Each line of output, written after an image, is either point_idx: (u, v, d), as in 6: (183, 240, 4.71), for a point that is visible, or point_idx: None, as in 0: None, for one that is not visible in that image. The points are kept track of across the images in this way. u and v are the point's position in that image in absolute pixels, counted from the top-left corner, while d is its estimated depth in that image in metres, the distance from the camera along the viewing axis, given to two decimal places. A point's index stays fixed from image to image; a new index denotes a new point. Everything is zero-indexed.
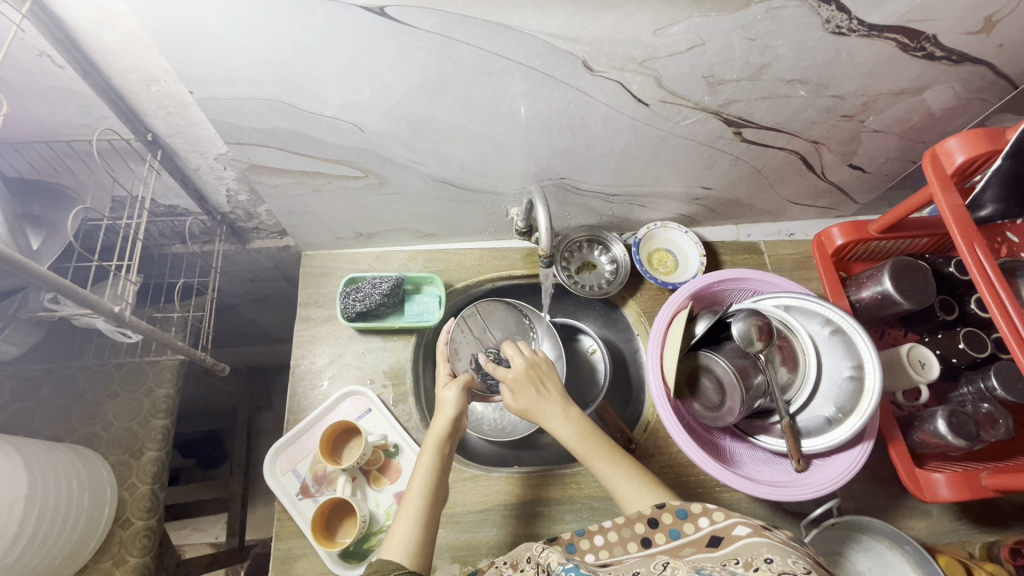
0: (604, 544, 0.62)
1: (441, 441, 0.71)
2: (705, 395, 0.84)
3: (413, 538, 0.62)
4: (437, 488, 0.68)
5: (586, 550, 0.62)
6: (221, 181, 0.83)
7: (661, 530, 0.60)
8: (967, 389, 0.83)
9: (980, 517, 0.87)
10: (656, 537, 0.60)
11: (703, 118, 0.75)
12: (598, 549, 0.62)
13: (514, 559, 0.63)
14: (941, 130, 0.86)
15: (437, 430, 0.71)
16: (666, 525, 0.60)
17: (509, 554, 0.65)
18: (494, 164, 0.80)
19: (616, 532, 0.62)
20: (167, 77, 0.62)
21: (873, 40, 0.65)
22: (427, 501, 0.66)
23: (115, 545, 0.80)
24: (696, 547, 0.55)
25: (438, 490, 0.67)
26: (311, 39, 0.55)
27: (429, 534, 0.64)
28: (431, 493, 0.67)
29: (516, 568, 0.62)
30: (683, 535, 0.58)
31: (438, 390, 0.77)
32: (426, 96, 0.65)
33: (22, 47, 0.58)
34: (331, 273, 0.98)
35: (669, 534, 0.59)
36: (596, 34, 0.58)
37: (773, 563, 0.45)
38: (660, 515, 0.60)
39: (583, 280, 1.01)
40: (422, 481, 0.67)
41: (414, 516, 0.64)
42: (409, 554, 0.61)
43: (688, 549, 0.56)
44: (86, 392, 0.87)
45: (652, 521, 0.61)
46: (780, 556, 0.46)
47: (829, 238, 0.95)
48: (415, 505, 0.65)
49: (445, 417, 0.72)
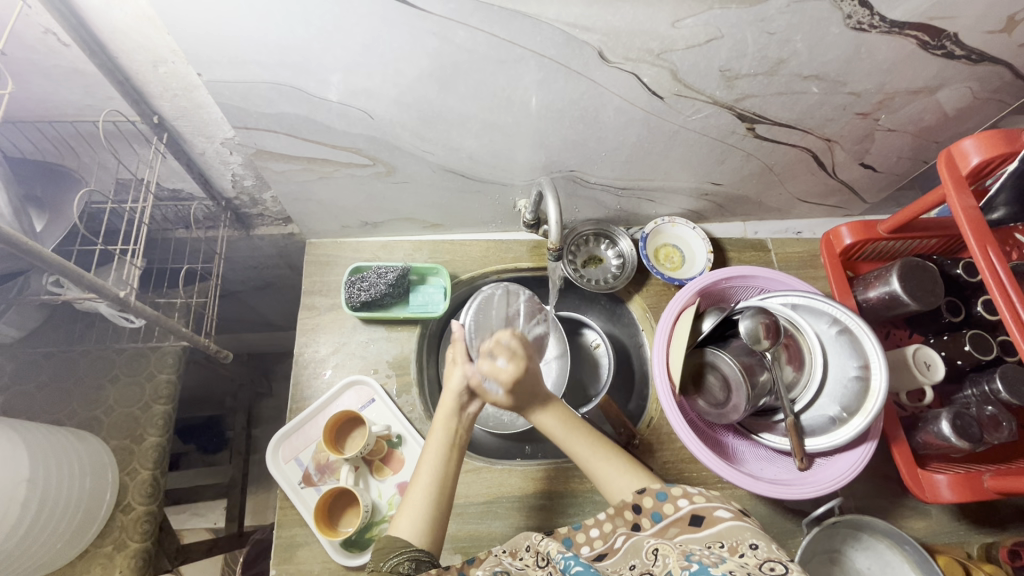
0: (598, 535, 0.62)
1: (449, 417, 0.71)
2: (710, 391, 0.83)
3: (422, 520, 0.62)
4: (447, 467, 0.67)
5: (581, 544, 0.62)
6: (226, 166, 0.82)
7: (644, 514, 0.60)
8: (971, 391, 0.83)
9: (979, 518, 0.88)
10: (642, 522, 0.60)
11: (716, 112, 0.74)
12: (594, 540, 0.62)
13: (512, 547, 0.62)
14: (954, 132, 0.85)
15: (447, 406, 0.71)
16: (648, 509, 0.60)
17: (506, 542, 0.64)
18: (504, 155, 0.79)
19: (609, 522, 0.63)
20: (174, 57, 0.61)
21: (893, 37, 0.63)
22: (437, 482, 0.65)
23: (116, 530, 0.80)
24: (680, 528, 0.56)
25: (448, 470, 0.67)
26: (323, 22, 0.53)
27: (441, 512, 0.64)
28: (443, 470, 0.67)
29: (515, 556, 0.61)
30: (665, 516, 0.59)
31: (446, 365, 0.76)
32: (438, 84, 0.64)
33: (27, 23, 0.56)
34: (335, 261, 0.97)
35: (652, 517, 0.59)
36: (614, 24, 0.57)
37: (759, 550, 0.47)
38: (643, 500, 0.61)
39: (589, 274, 1.01)
40: (432, 462, 0.67)
41: (425, 492, 0.64)
42: (418, 532, 0.61)
43: (672, 530, 0.57)
44: (88, 376, 0.87)
45: (635, 507, 0.61)
46: (764, 543, 0.48)
47: (838, 238, 0.95)
48: (427, 480, 0.65)
49: (453, 394, 0.71)
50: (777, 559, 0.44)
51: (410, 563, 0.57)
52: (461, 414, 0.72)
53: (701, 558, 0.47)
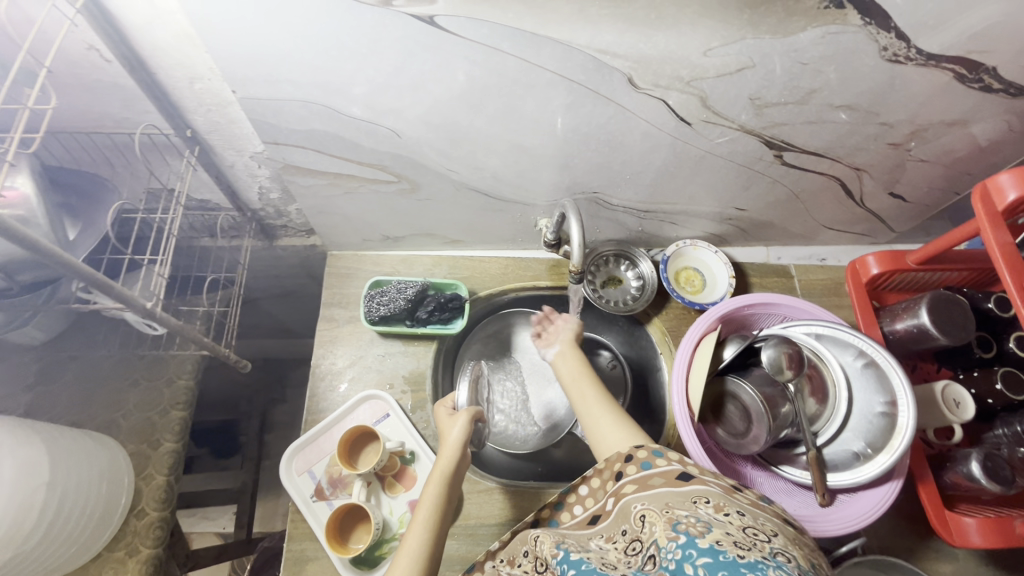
0: (588, 494, 0.63)
1: (445, 473, 0.67)
2: (730, 421, 0.81)
3: (417, 562, 0.58)
4: (443, 517, 0.63)
5: (573, 504, 0.64)
6: (254, 179, 0.82)
7: (633, 462, 0.59)
8: (1002, 431, 0.80)
9: (1008, 564, 0.85)
10: (627, 469, 0.59)
11: (744, 138, 0.73)
12: (586, 499, 0.63)
13: (511, 553, 0.61)
14: (987, 163, 0.83)
15: (444, 459, 0.68)
16: (640, 459, 0.59)
17: (506, 549, 0.63)
18: (529, 177, 0.80)
19: (599, 478, 0.63)
20: (211, 74, 0.62)
21: (929, 69, 0.62)
22: (433, 528, 0.62)
23: (129, 535, 0.81)
24: (664, 479, 0.54)
25: (443, 521, 0.63)
26: (358, 44, 0.54)
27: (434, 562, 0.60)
28: (437, 522, 0.62)
29: (514, 564, 0.59)
30: (654, 467, 0.57)
31: (444, 420, 0.74)
32: (467, 105, 0.64)
33: (72, 40, 0.58)
34: (355, 274, 0.98)
35: (641, 466, 0.58)
36: (646, 52, 0.57)
37: (744, 514, 0.45)
38: (636, 452, 0.60)
39: (608, 295, 1.00)
40: (428, 506, 0.63)
41: (419, 542, 0.60)
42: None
43: (657, 480, 0.55)
44: (109, 379, 0.88)
45: (627, 458, 0.60)
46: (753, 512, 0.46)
47: (864, 266, 0.92)
48: (423, 528, 0.61)
49: (451, 444, 0.70)
50: (756, 529, 0.43)
51: None
52: (460, 466, 0.69)
53: (688, 528, 0.44)
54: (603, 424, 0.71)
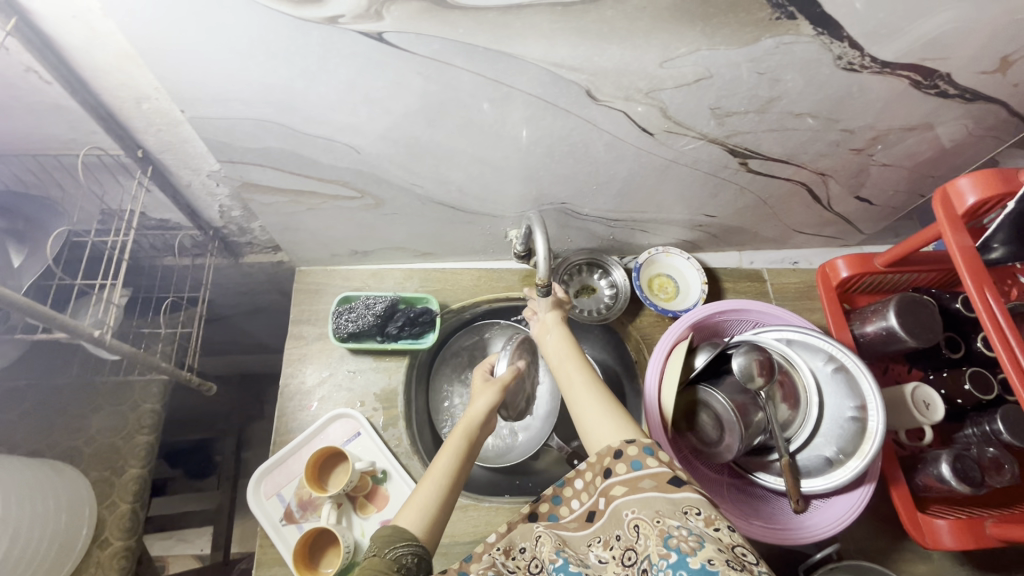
0: (582, 488, 0.57)
1: (469, 430, 0.64)
2: (703, 430, 0.79)
3: (429, 509, 0.57)
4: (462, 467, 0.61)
5: (571, 498, 0.58)
6: (213, 197, 0.81)
7: (623, 459, 0.54)
8: (972, 430, 0.81)
9: (982, 562, 0.85)
10: (618, 467, 0.54)
11: (708, 147, 0.73)
12: (580, 493, 0.58)
13: (507, 542, 0.56)
14: (948, 165, 0.84)
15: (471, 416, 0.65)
16: (629, 457, 0.54)
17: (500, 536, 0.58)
18: (494, 189, 0.79)
19: (591, 471, 0.57)
20: (157, 94, 0.60)
21: (884, 76, 0.63)
22: (451, 476, 0.60)
23: (92, 566, 0.78)
24: (656, 483, 0.52)
25: (462, 472, 0.61)
26: (308, 62, 0.53)
27: (445, 512, 0.59)
28: (456, 471, 0.61)
29: (510, 555, 0.55)
30: (645, 467, 0.53)
31: (476, 388, 0.72)
32: (425, 120, 0.63)
33: (9, 62, 0.56)
34: (324, 290, 0.96)
35: (631, 464, 0.53)
36: (602, 65, 0.56)
37: (734, 531, 0.47)
38: (626, 447, 0.55)
39: (581, 304, 0.99)
40: (449, 454, 0.61)
41: (435, 490, 0.59)
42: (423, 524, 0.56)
43: (647, 482, 0.52)
44: (69, 406, 0.85)
45: (616, 453, 0.55)
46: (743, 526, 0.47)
47: (834, 270, 0.92)
48: (439, 480, 0.59)
49: (479, 405, 0.67)
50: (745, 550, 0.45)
51: (414, 559, 0.53)
52: (485, 422, 0.66)
53: (681, 543, 0.45)
54: (592, 407, 0.64)
